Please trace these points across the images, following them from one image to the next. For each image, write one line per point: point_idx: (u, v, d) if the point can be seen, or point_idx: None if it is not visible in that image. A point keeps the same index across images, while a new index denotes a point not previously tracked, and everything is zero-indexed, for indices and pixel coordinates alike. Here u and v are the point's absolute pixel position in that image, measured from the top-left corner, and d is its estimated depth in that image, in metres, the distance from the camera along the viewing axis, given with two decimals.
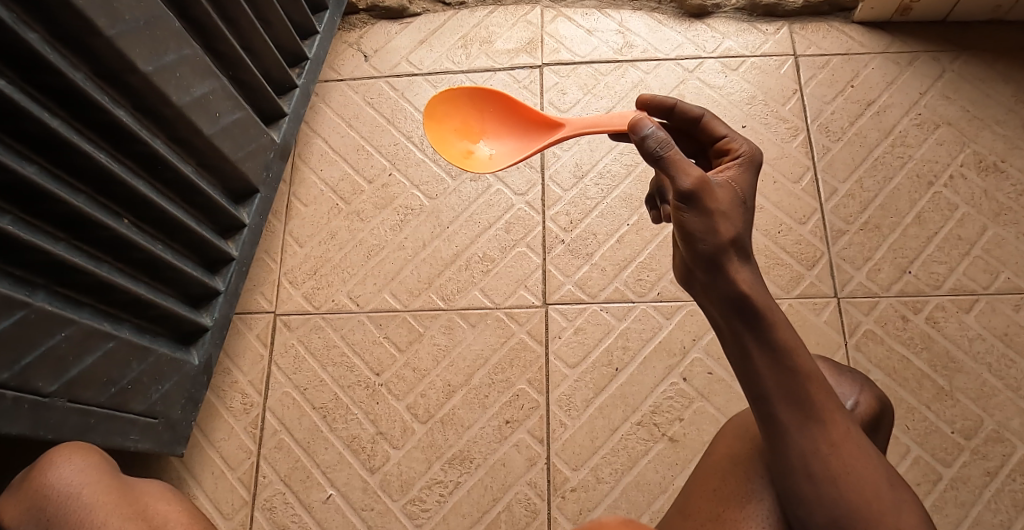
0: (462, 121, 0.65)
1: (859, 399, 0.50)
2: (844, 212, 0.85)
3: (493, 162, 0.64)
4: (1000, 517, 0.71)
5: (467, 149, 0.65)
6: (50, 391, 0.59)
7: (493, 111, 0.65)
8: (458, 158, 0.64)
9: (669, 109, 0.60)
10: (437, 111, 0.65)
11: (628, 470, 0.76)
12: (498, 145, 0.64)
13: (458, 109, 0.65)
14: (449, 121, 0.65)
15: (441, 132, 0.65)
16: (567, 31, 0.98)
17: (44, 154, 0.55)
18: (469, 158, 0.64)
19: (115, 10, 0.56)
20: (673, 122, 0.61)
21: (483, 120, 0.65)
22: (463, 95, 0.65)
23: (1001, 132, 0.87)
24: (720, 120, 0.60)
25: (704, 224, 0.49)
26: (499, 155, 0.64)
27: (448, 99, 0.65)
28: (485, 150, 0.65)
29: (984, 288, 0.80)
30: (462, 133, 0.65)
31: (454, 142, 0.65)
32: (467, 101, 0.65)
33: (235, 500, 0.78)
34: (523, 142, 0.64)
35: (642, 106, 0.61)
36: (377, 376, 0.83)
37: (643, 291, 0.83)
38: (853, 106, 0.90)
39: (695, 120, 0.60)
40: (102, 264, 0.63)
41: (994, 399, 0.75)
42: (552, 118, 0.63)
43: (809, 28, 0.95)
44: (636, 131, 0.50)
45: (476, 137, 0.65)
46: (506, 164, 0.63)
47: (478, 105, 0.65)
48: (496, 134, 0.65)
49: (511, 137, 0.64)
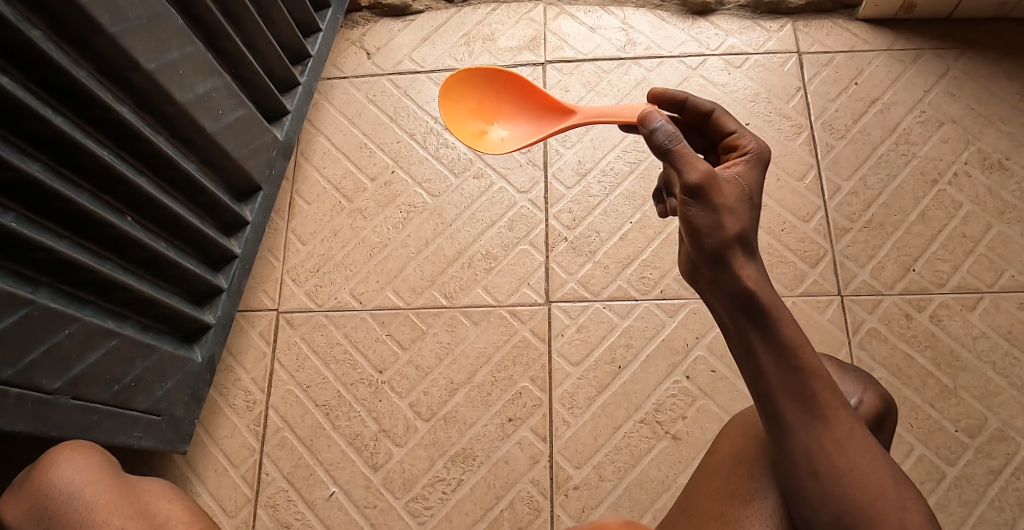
0: (477, 101, 0.65)
1: (863, 397, 0.50)
2: (847, 210, 0.85)
3: (506, 144, 0.63)
4: (1004, 516, 0.71)
5: (480, 129, 0.65)
6: (54, 388, 0.59)
7: (508, 93, 0.65)
8: (471, 137, 0.64)
9: (680, 104, 0.60)
10: (453, 91, 0.65)
11: (631, 468, 0.76)
12: (512, 128, 0.64)
13: (474, 89, 0.65)
14: (464, 100, 0.65)
15: (455, 111, 0.65)
16: (569, 28, 0.98)
17: (48, 152, 0.55)
18: (482, 139, 0.64)
19: (118, 8, 0.56)
20: (681, 117, 0.61)
21: (498, 102, 0.65)
22: (481, 75, 0.65)
23: (1006, 130, 0.87)
24: (731, 116, 0.59)
25: (711, 220, 0.49)
26: (511, 137, 0.64)
27: (465, 79, 0.65)
28: (498, 133, 0.64)
29: (988, 286, 0.80)
30: (476, 114, 0.65)
31: (468, 122, 0.65)
32: (484, 82, 0.65)
33: (238, 498, 0.78)
34: (538, 125, 0.64)
35: (653, 100, 0.60)
36: (380, 373, 0.83)
37: (646, 289, 0.83)
38: (857, 104, 0.90)
39: (705, 115, 0.60)
40: (105, 261, 0.63)
41: (999, 398, 0.75)
42: (568, 103, 0.63)
43: (813, 25, 0.95)
44: (644, 124, 0.50)
45: (490, 118, 0.65)
46: (519, 146, 0.63)
47: (495, 86, 0.65)
48: (510, 117, 0.65)
49: (525, 121, 0.64)
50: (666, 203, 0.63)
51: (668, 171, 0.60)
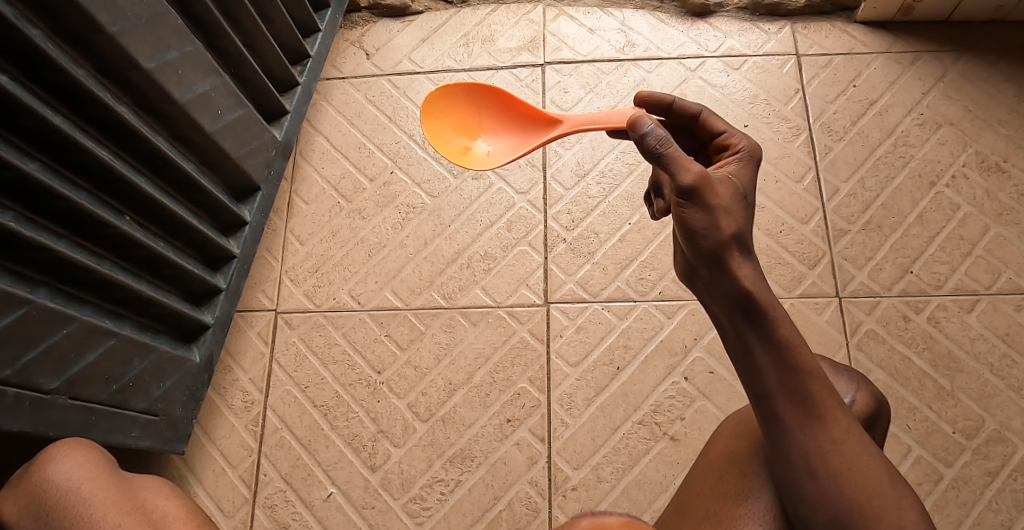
0: (459, 117, 0.64)
1: (857, 396, 0.50)
2: (845, 212, 0.85)
3: (492, 159, 0.63)
4: (1001, 517, 0.71)
5: (465, 145, 0.64)
6: (52, 388, 0.59)
7: (489, 107, 0.64)
8: (457, 154, 0.63)
9: (667, 106, 0.60)
10: (434, 107, 0.64)
11: (629, 470, 0.76)
12: (497, 141, 0.64)
13: (455, 104, 0.64)
14: (446, 117, 0.64)
15: (438, 128, 0.64)
16: (569, 29, 0.98)
17: (48, 152, 0.55)
18: (468, 155, 0.63)
19: (118, 8, 0.56)
20: (670, 119, 0.61)
21: (480, 116, 0.64)
22: (461, 91, 0.64)
23: (1003, 132, 0.87)
24: (718, 116, 0.59)
25: (707, 221, 0.49)
26: (497, 151, 0.63)
27: (445, 94, 0.64)
28: (484, 147, 0.64)
29: (986, 288, 0.80)
30: (459, 130, 0.64)
31: (451, 138, 0.64)
32: (465, 97, 0.64)
33: (236, 498, 0.78)
34: (521, 138, 0.63)
35: (640, 103, 0.60)
36: (378, 374, 0.83)
37: (645, 290, 0.83)
38: (856, 106, 0.90)
39: (692, 116, 0.59)
40: (103, 261, 0.63)
41: (996, 399, 0.75)
42: (549, 114, 0.63)
43: (812, 27, 0.95)
44: (634, 129, 0.50)
45: (474, 133, 0.64)
46: (506, 160, 0.62)
47: (476, 100, 0.64)
48: (493, 131, 0.64)
49: (509, 134, 0.64)
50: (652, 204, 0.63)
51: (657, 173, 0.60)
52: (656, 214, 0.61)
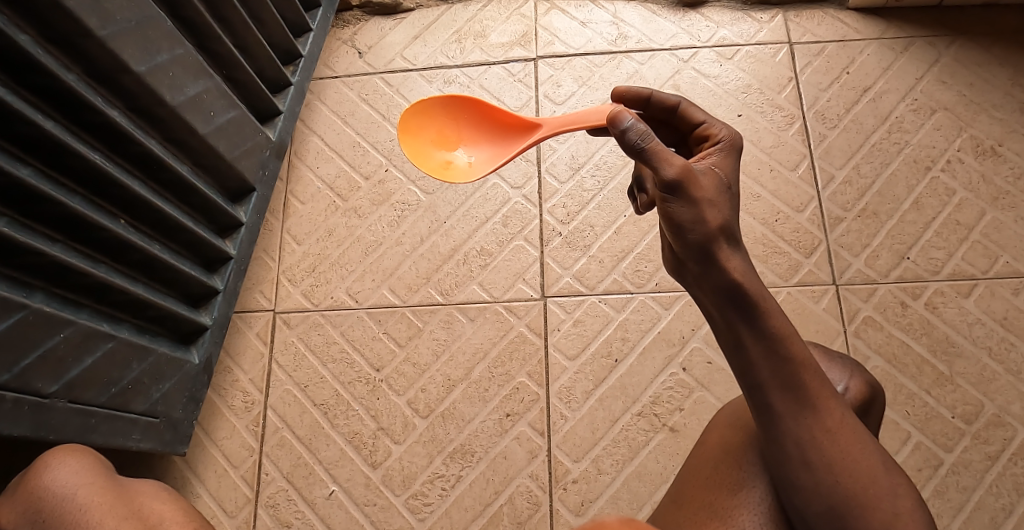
0: (437, 131, 0.64)
1: (850, 384, 0.51)
2: (841, 199, 0.85)
3: (473, 170, 0.63)
4: (1002, 501, 0.71)
5: (445, 159, 0.64)
6: (50, 392, 0.59)
7: (467, 118, 0.64)
8: (437, 169, 0.63)
9: (645, 100, 0.60)
10: (411, 124, 0.64)
11: (629, 461, 0.76)
12: (476, 152, 0.64)
13: (433, 119, 0.64)
14: (424, 133, 0.64)
15: (417, 144, 0.64)
16: (561, 23, 0.98)
17: (40, 158, 0.55)
18: (449, 168, 0.63)
19: (106, 11, 0.56)
20: (650, 112, 0.61)
21: (458, 129, 0.64)
22: (437, 105, 0.64)
23: (998, 116, 0.87)
24: (698, 106, 0.59)
25: (693, 214, 0.49)
26: (478, 162, 0.63)
27: (422, 110, 0.64)
28: (464, 159, 0.64)
29: (983, 273, 0.80)
30: (439, 144, 0.64)
31: (432, 153, 0.64)
32: (441, 110, 0.64)
33: (239, 498, 0.78)
34: (500, 147, 0.63)
35: (619, 99, 0.61)
36: (377, 371, 0.83)
37: (642, 282, 0.83)
38: (850, 93, 0.90)
39: (672, 108, 0.60)
40: (98, 265, 0.63)
41: (995, 383, 0.75)
42: (527, 120, 0.62)
43: (805, 15, 0.95)
44: (616, 124, 0.49)
45: (453, 146, 0.64)
46: (486, 170, 0.62)
47: (453, 113, 0.64)
48: (472, 141, 0.64)
49: (488, 144, 0.64)
50: (638, 199, 0.63)
51: (639, 167, 0.61)
52: (641, 209, 0.62)
